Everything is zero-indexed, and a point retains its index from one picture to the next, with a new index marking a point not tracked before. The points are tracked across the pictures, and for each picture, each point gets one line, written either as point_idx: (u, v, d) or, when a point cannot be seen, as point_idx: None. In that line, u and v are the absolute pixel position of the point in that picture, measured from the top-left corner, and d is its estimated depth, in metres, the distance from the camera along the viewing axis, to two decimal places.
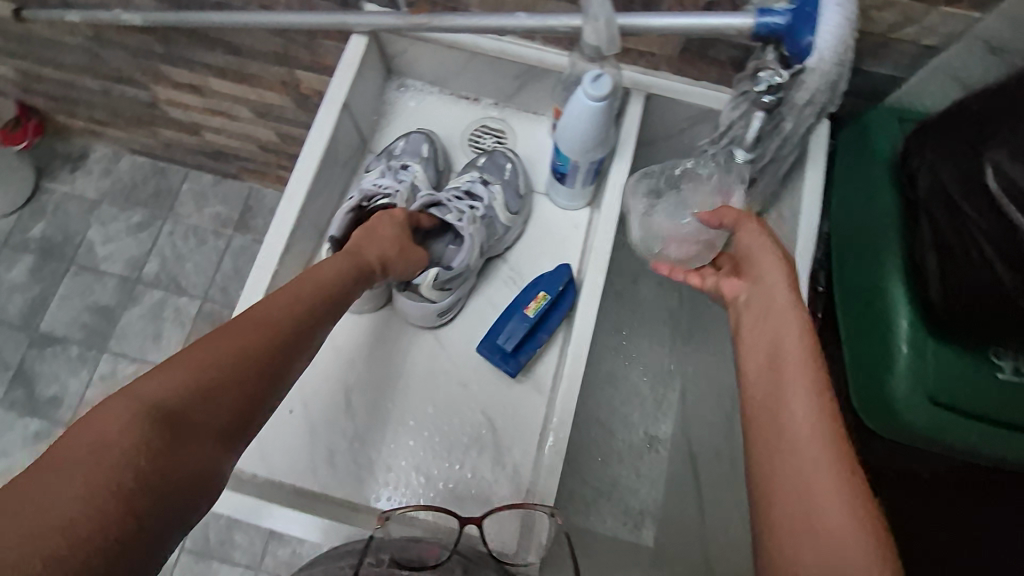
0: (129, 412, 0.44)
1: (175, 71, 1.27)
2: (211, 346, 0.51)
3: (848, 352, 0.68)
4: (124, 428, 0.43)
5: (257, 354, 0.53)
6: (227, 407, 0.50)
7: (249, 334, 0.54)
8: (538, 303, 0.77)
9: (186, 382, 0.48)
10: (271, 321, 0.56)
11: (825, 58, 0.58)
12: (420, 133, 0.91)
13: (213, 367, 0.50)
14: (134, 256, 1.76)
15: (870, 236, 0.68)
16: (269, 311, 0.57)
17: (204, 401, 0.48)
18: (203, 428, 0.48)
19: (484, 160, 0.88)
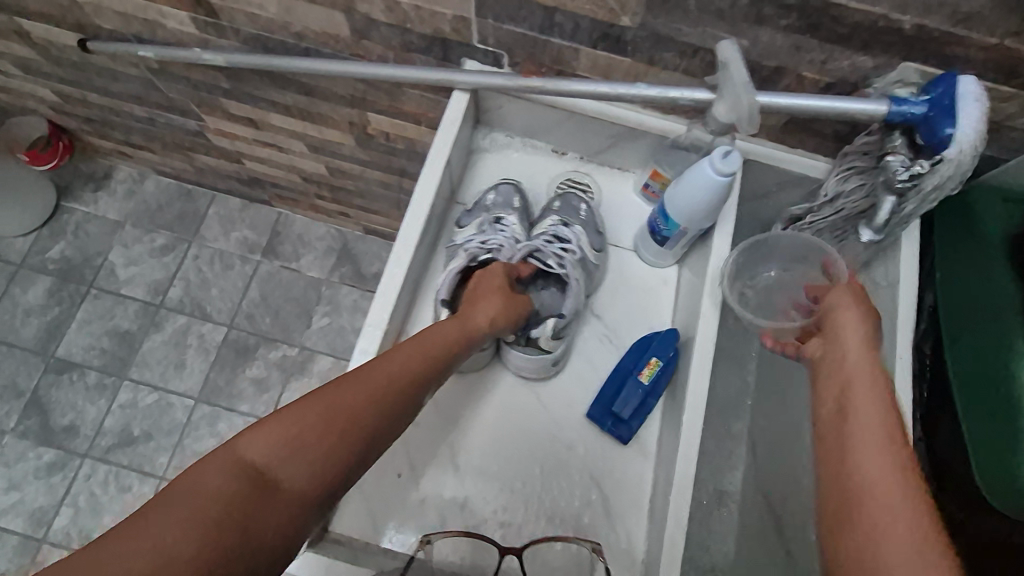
0: (231, 466, 0.49)
1: (235, 105, 1.27)
2: (306, 409, 0.54)
3: (968, 429, 0.68)
4: (220, 481, 0.48)
5: (354, 420, 0.56)
6: (316, 470, 0.52)
7: (354, 396, 0.57)
8: (651, 369, 0.77)
9: (283, 440, 0.52)
10: (378, 383, 0.59)
11: (967, 148, 0.60)
12: (508, 183, 0.88)
13: (308, 427, 0.53)
14: (158, 279, 1.72)
15: (992, 316, 0.68)
16: (375, 371, 0.60)
17: (295, 462, 0.52)
18: (290, 489, 0.51)
19: (559, 204, 0.89)
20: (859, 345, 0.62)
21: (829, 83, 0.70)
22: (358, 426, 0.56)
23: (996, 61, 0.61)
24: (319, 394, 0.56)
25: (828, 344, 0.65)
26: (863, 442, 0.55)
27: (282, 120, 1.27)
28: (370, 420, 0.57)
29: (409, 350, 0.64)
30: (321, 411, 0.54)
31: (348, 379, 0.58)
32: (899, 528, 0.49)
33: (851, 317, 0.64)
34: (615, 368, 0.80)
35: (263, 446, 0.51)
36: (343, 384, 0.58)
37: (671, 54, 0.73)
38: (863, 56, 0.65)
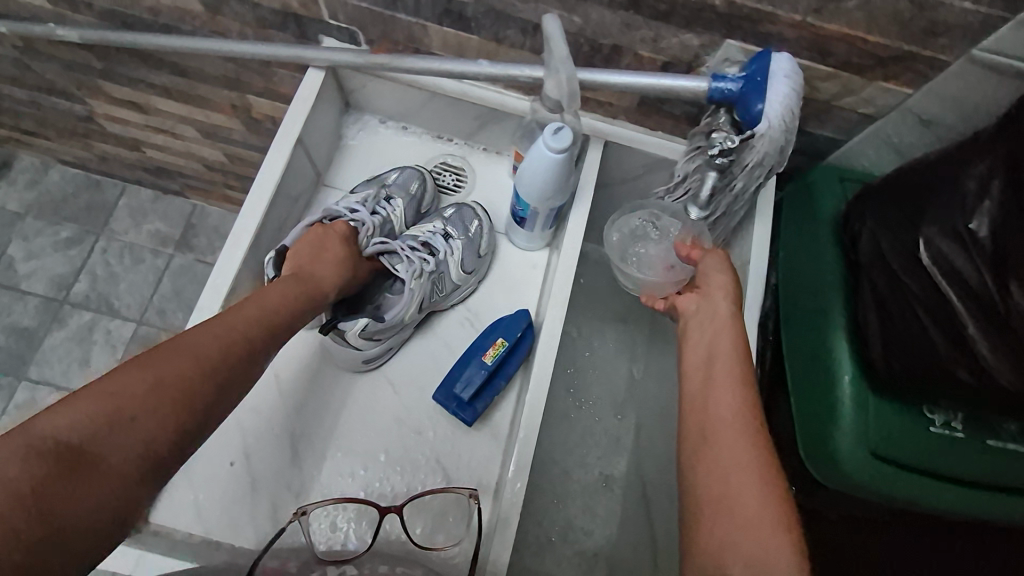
0: (24, 449, 0.44)
1: (116, 88, 1.19)
2: (125, 383, 0.50)
3: (795, 406, 0.69)
4: (21, 469, 0.43)
5: (185, 385, 0.53)
6: (140, 445, 0.49)
7: (176, 367, 0.53)
8: (496, 349, 0.76)
9: (95, 418, 0.47)
10: (199, 352, 0.55)
11: (775, 125, 0.62)
12: (414, 168, 0.87)
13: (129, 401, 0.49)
14: (61, 274, 1.61)
15: (818, 294, 0.70)
16: (198, 340, 0.56)
17: (118, 437, 0.48)
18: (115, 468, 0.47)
19: (451, 212, 0.85)
20: (723, 317, 0.67)
21: (665, 61, 0.70)
22: (190, 398, 0.53)
23: (807, 39, 0.63)
24: (136, 369, 0.51)
25: (704, 301, 0.70)
26: (730, 444, 0.57)
27: (167, 104, 1.20)
28: (201, 396, 0.54)
29: (215, 328, 0.58)
30: (145, 384, 0.51)
31: (162, 354, 0.53)
32: (740, 499, 0.53)
33: (718, 282, 0.69)
34: (466, 350, 0.79)
35: (67, 424, 0.46)
36: (157, 357, 0.53)
37: (514, 32, 0.73)
38: (688, 34, 0.66)
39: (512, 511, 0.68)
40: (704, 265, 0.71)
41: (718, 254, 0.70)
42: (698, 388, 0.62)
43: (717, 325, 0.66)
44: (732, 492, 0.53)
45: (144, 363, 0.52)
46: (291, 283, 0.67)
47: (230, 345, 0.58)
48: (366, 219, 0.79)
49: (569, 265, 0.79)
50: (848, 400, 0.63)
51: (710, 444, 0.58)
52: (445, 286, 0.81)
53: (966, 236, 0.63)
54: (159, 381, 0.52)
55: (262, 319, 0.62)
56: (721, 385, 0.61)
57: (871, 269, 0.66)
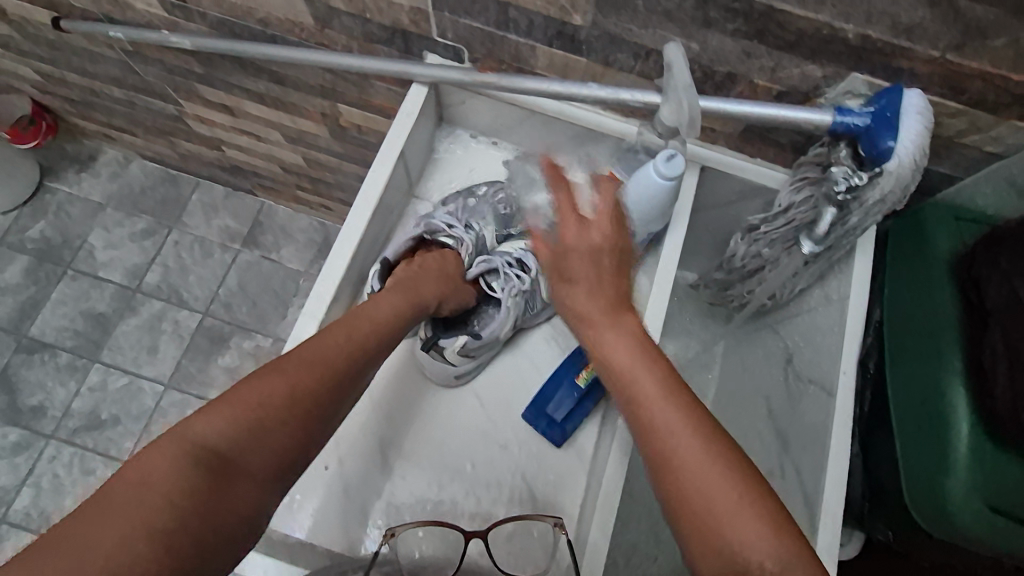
0: (178, 455, 0.46)
1: (211, 92, 1.24)
2: (261, 390, 0.52)
3: (901, 451, 0.67)
4: (172, 472, 0.45)
5: (309, 395, 0.54)
6: (274, 451, 0.51)
7: (304, 378, 0.54)
8: (588, 372, 0.76)
9: (236, 424, 0.50)
10: (326, 360, 0.57)
11: (904, 164, 0.61)
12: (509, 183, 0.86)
13: (263, 407, 0.51)
14: (137, 264, 1.68)
15: (931, 336, 0.67)
16: (326, 349, 0.57)
17: (255, 445, 0.50)
18: (252, 471, 0.49)
19: None
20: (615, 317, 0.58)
21: (780, 91, 0.69)
22: (315, 406, 0.54)
23: (940, 75, 0.61)
24: (268, 377, 0.53)
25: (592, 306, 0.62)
26: (679, 447, 0.49)
27: (256, 109, 1.25)
28: (326, 404, 0.55)
29: (334, 337, 0.59)
30: (280, 390, 0.52)
31: (288, 362, 0.55)
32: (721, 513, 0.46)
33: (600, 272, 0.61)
34: (555, 370, 0.79)
35: (212, 430, 0.48)
36: (284, 363, 0.54)
37: (624, 56, 0.73)
38: (812, 65, 0.64)
39: (602, 537, 0.68)
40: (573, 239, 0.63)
41: (613, 261, 0.66)
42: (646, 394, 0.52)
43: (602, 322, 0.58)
44: (711, 500, 0.46)
45: (274, 369, 0.54)
46: (397, 297, 0.68)
47: (348, 355, 0.59)
48: (463, 237, 0.80)
49: (662, 291, 0.78)
50: (965, 449, 0.61)
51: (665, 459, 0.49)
52: (538, 305, 0.81)
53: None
54: (294, 389, 0.53)
55: (375, 330, 0.63)
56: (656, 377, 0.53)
57: (999, 317, 0.61)
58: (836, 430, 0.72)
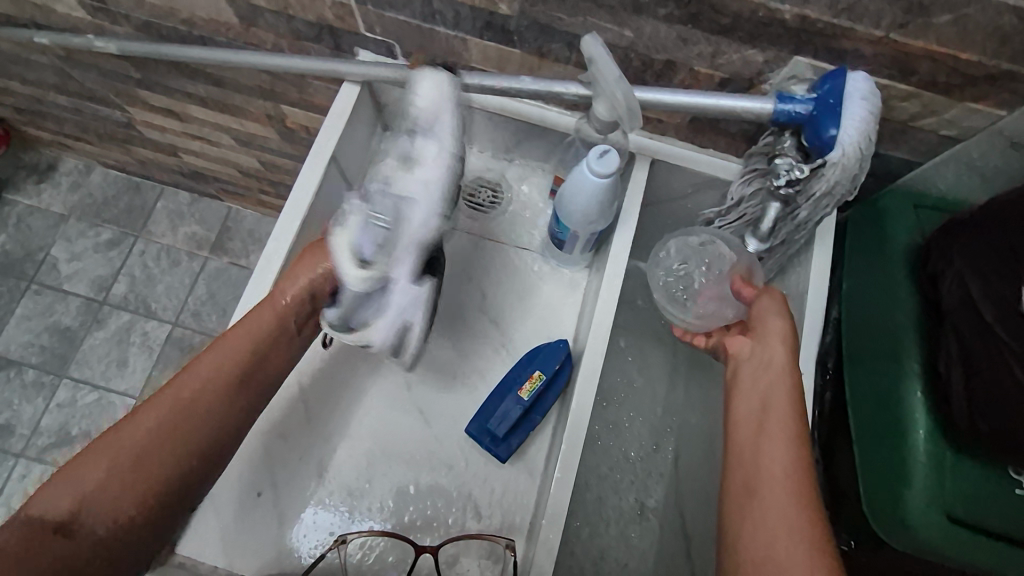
0: (20, 520, 0.53)
1: (154, 97, 1.19)
2: (84, 478, 0.55)
3: (858, 456, 0.63)
4: (11, 537, 0.51)
5: (156, 440, 0.58)
6: (110, 519, 0.54)
7: (144, 426, 0.58)
8: (532, 384, 0.72)
9: (75, 484, 0.55)
10: (158, 409, 0.59)
11: (848, 152, 0.56)
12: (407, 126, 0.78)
13: (105, 461, 0.56)
14: (102, 275, 1.64)
15: (889, 335, 0.63)
16: (171, 391, 0.60)
17: (97, 500, 0.54)
18: (102, 522, 0.54)
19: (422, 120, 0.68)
20: (778, 366, 0.62)
21: (722, 78, 0.65)
22: (161, 462, 0.57)
23: (887, 56, 0.57)
24: (99, 447, 0.56)
25: (756, 346, 0.65)
26: (771, 470, 0.57)
27: (202, 113, 1.20)
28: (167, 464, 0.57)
29: (173, 385, 0.60)
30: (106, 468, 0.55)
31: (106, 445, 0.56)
32: (769, 550, 0.53)
33: (773, 325, 0.64)
34: (501, 382, 0.75)
35: (56, 499, 0.54)
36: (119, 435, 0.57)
37: (559, 46, 0.68)
38: (751, 49, 0.60)
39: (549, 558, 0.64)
40: (759, 307, 0.66)
41: (775, 297, 0.65)
42: (750, 443, 0.60)
43: (773, 373, 0.62)
44: (762, 531, 0.54)
45: (110, 440, 0.57)
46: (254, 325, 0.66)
47: (190, 395, 0.60)
48: None
49: (609, 293, 0.74)
50: (923, 456, 0.57)
51: (755, 495, 0.57)
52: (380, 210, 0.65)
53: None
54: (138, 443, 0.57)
55: (216, 375, 0.62)
56: (772, 439, 0.58)
57: (955, 317, 0.57)
58: None
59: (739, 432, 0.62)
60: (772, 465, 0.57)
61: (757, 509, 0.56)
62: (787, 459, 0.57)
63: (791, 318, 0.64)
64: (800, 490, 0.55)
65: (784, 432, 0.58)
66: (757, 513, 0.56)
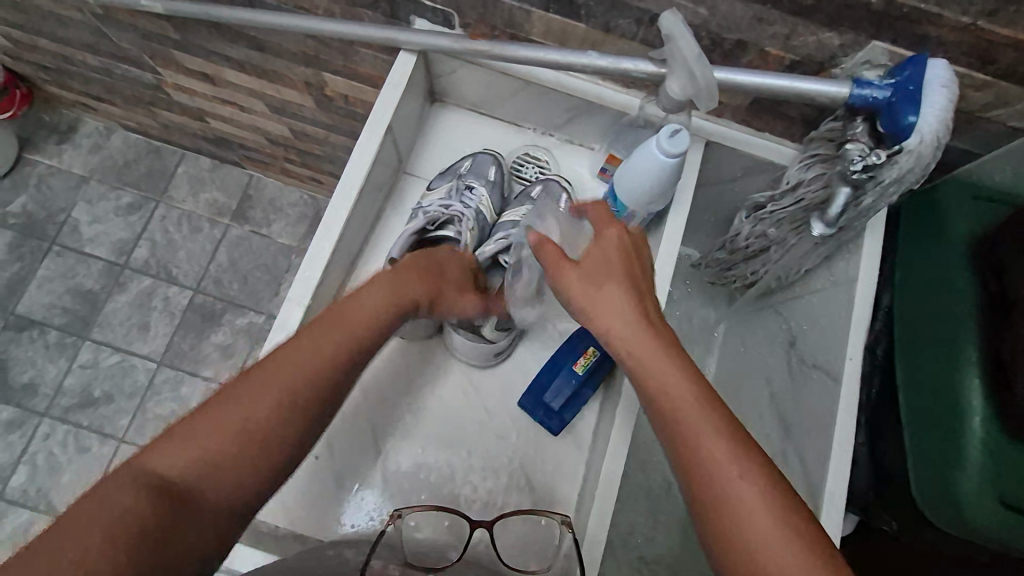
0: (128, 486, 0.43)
1: (189, 59, 1.17)
2: (214, 422, 0.48)
3: (909, 441, 0.64)
4: (122, 502, 0.42)
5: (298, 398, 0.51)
6: (237, 480, 0.47)
7: (271, 389, 0.50)
8: (586, 359, 0.72)
9: (197, 450, 0.46)
10: (295, 367, 0.51)
11: (926, 140, 0.56)
12: (487, 155, 0.83)
13: (218, 426, 0.47)
14: (123, 239, 1.64)
15: (945, 325, 0.64)
16: (296, 350, 0.52)
17: (211, 473, 0.46)
18: (213, 497, 0.46)
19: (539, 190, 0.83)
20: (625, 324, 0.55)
21: (793, 61, 0.64)
22: (274, 424, 0.49)
23: (969, 44, 0.57)
24: (218, 408, 0.48)
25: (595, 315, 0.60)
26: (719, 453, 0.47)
27: (237, 78, 1.19)
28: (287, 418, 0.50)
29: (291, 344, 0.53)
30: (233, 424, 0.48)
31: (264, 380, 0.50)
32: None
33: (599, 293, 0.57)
34: (552, 357, 0.76)
35: (165, 462, 0.45)
36: (251, 386, 0.50)
37: (627, 21, 0.68)
38: (829, 32, 0.60)
39: (600, 528, 0.66)
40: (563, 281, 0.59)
41: (547, 242, 0.59)
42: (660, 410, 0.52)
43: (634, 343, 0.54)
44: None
45: (220, 401, 0.49)
46: (391, 281, 0.63)
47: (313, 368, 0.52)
48: (465, 212, 0.76)
49: (662, 274, 0.75)
50: (979, 442, 0.59)
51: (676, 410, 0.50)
52: None
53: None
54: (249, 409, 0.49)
55: (328, 343, 0.54)
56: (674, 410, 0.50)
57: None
58: (841, 420, 0.70)
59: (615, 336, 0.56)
60: (676, 386, 0.51)
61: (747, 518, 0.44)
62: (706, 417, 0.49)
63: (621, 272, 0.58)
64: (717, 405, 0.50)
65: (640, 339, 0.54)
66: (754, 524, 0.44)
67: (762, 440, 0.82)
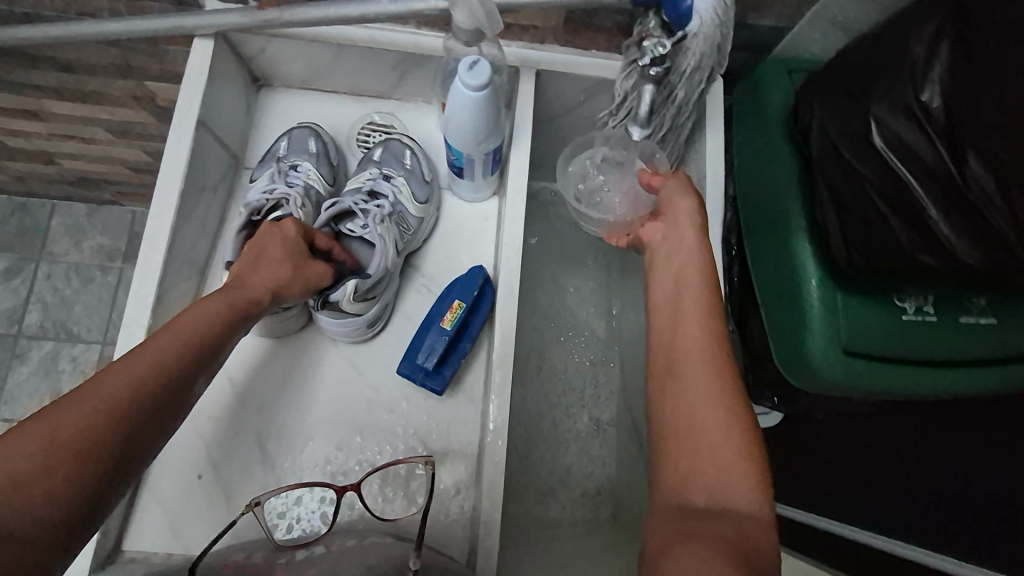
0: None
1: (2, 97, 1.07)
2: (19, 447, 0.42)
3: (766, 317, 0.67)
4: None
5: (126, 409, 0.48)
6: (50, 504, 0.42)
7: (90, 409, 0.46)
8: (453, 314, 0.72)
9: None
10: (116, 388, 0.48)
11: (705, 20, 0.57)
12: (302, 128, 0.81)
13: (34, 450, 0.43)
14: (9, 307, 1.50)
15: (776, 201, 0.66)
16: (139, 359, 0.51)
17: (16, 503, 0.40)
18: (15, 535, 0.40)
19: (380, 153, 0.81)
20: (690, 244, 0.63)
21: None
22: (94, 444, 0.45)
23: None
24: (34, 428, 0.44)
25: (669, 227, 0.65)
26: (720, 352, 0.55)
27: (66, 108, 1.09)
28: (116, 431, 0.47)
29: (126, 358, 0.51)
30: (43, 444, 0.43)
31: (79, 398, 0.46)
32: (713, 451, 0.49)
33: (681, 206, 0.65)
34: (425, 319, 0.75)
35: None
36: (64, 406, 0.45)
37: None
38: None
39: (498, 472, 0.66)
40: (668, 189, 0.67)
41: (681, 176, 0.66)
42: (666, 317, 0.60)
43: (683, 251, 0.63)
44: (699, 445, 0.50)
45: (44, 418, 0.45)
46: (222, 291, 0.60)
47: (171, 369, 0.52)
48: (289, 191, 0.73)
49: (515, 209, 0.74)
50: (817, 305, 0.60)
51: (677, 376, 0.55)
52: (411, 223, 0.77)
53: (921, 113, 0.53)
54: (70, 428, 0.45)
55: (185, 351, 0.54)
56: (691, 312, 0.58)
57: (821, 165, 0.61)
58: None
59: (659, 311, 0.61)
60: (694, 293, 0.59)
61: (683, 394, 0.53)
62: (704, 327, 0.57)
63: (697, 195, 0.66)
64: (721, 367, 0.55)
65: (691, 253, 0.62)
66: (686, 401, 0.53)
67: None
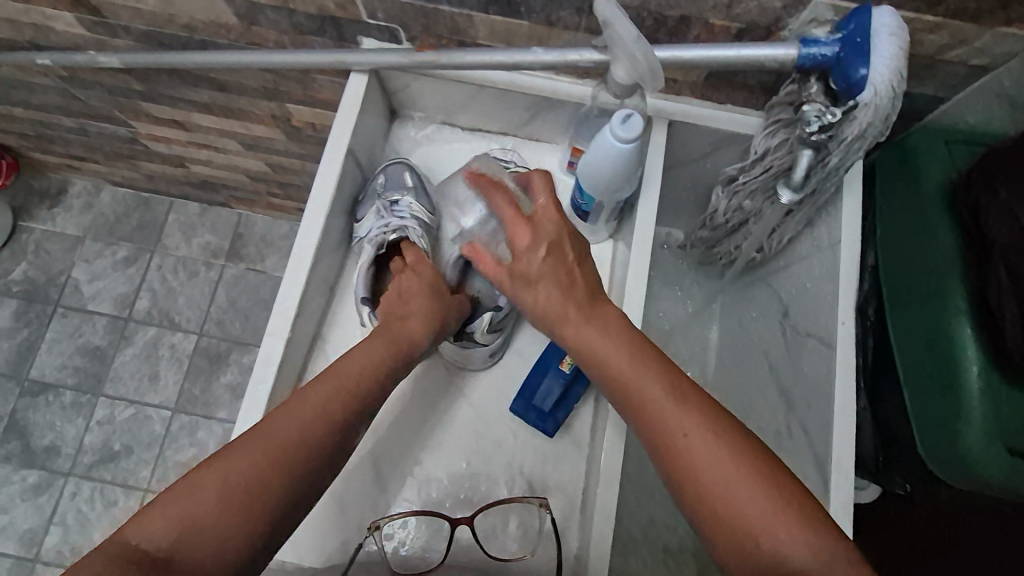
0: (114, 563, 0.43)
1: (156, 108, 1.18)
2: (202, 487, 0.47)
3: (910, 400, 0.65)
4: None
5: (292, 458, 0.51)
6: (223, 547, 0.46)
7: (262, 455, 0.50)
8: (573, 356, 0.73)
9: (182, 518, 0.46)
10: (284, 436, 0.51)
11: (881, 92, 0.56)
12: (398, 163, 0.81)
13: (210, 494, 0.47)
14: (124, 292, 1.62)
15: (929, 280, 0.64)
16: (308, 404, 0.54)
17: (197, 544, 0.45)
18: (193, 572, 0.45)
19: (485, 176, 0.79)
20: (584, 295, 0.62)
21: (740, 28, 0.63)
22: (261, 496, 0.48)
23: None
24: (214, 469, 0.48)
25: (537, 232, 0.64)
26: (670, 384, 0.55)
27: (208, 120, 1.19)
28: (281, 483, 0.50)
29: (301, 403, 0.54)
30: (219, 489, 0.47)
31: (255, 441, 0.50)
32: (727, 478, 0.50)
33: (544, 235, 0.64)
34: (539, 357, 0.76)
35: (152, 531, 0.45)
36: (241, 449, 0.50)
37: (567, 12, 0.68)
38: None
39: (606, 526, 0.65)
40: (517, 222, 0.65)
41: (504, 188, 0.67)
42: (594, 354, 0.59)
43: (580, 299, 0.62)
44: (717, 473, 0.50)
45: (225, 456, 0.49)
46: (378, 334, 0.63)
47: (335, 413, 0.55)
48: (408, 226, 0.75)
49: (640, 260, 0.74)
50: (977, 395, 0.58)
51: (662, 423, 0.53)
52: None
53: None
54: (243, 475, 0.48)
55: (347, 395, 0.57)
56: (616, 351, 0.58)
57: (1004, 249, 0.58)
58: (840, 385, 0.69)
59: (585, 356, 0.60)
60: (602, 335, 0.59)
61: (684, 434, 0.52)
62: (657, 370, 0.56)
63: (550, 211, 0.65)
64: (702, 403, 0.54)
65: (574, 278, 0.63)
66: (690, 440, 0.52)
67: (767, 416, 0.79)
